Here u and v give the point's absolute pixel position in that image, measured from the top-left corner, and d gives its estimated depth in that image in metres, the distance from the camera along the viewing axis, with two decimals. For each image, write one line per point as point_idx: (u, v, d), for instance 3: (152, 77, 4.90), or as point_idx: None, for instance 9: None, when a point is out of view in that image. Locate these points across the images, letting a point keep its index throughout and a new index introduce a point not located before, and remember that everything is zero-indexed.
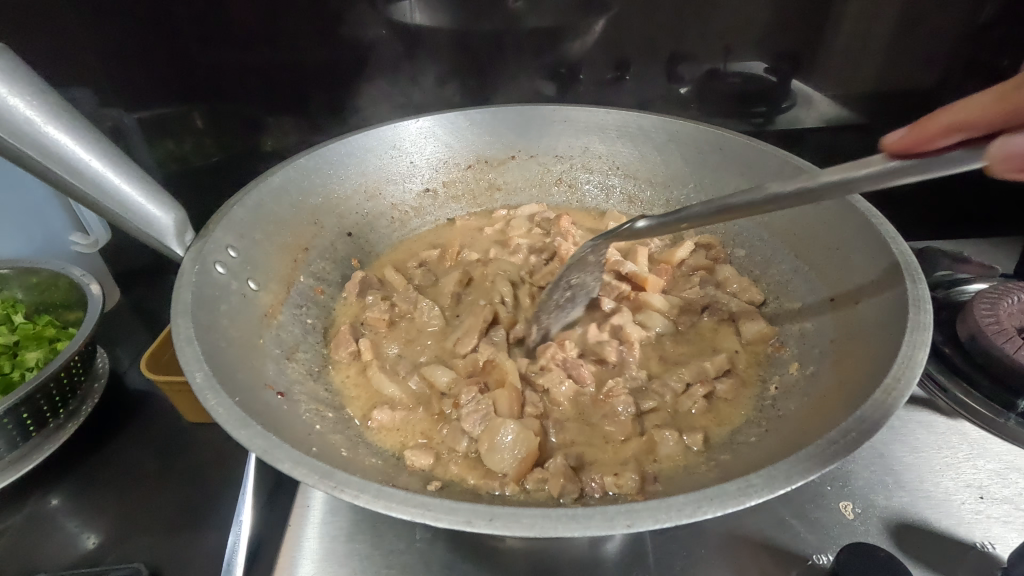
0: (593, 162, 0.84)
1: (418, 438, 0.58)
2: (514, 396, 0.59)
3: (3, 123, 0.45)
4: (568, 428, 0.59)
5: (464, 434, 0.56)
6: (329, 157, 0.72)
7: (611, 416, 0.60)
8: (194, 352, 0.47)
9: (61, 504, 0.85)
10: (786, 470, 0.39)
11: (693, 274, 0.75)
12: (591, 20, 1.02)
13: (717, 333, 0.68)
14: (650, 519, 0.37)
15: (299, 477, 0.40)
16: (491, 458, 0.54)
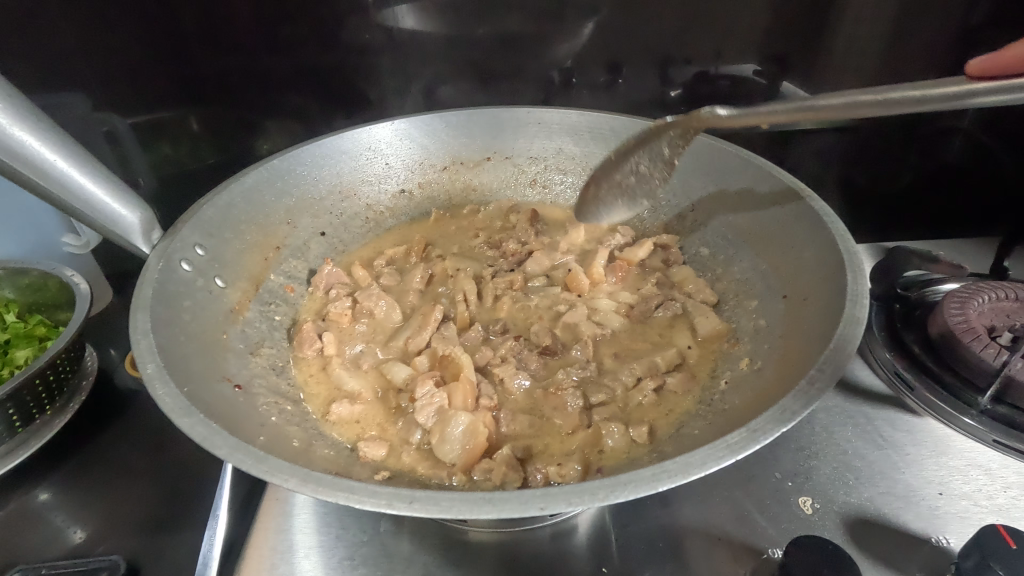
0: (567, 163, 0.85)
1: (374, 429, 0.59)
2: (467, 389, 0.60)
3: None
4: (519, 419, 0.60)
5: (418, 426, 0.58)
6: (303, 158, 0.74)
7: (560, 408, 0.61)
8: (148, 345, 0.49)
9: (49, 498, 0.88)
10: (702, 457, 0.40)
11: (649, 274, 0.77)
12: (578, 24, 1.03)
13: (671, 329, 0.70)
14: (564, 502, 0.38)
15: (233, 462, 0.42)
16: (441, 448, 0.56)
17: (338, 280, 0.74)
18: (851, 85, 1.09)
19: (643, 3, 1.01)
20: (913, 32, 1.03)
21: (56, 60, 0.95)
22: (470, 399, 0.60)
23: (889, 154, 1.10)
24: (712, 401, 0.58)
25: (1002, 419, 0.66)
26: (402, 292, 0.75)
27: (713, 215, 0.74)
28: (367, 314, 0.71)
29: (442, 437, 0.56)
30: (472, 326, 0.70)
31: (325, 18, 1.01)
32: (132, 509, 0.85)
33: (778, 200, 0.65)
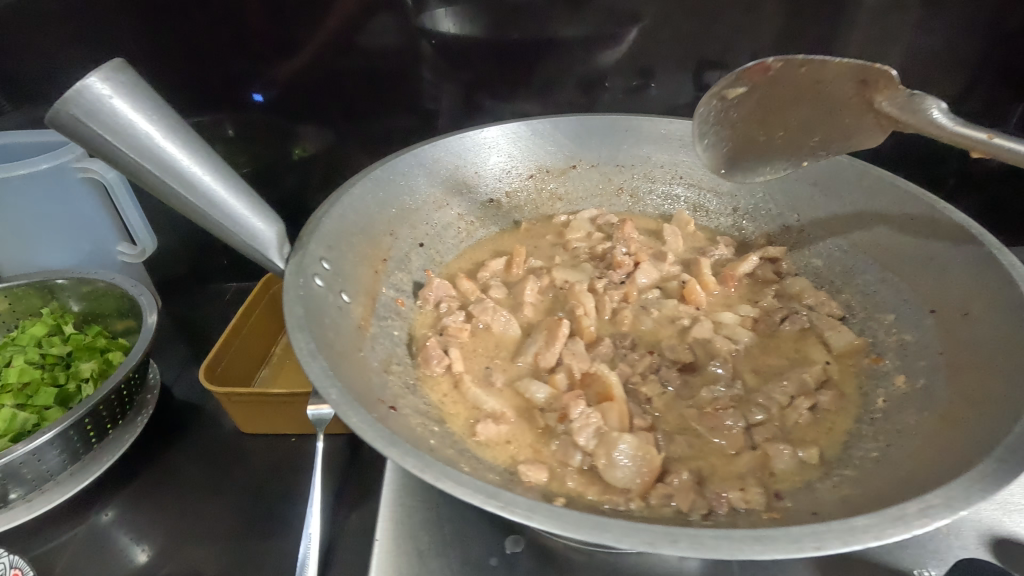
0: (656, 171, 0.84)
1: (528, 452, 0.57)
2: (623, 410, 0.57)
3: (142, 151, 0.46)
4: (679, 441, 0.59)
5: (577, 448, 0.55)
6: (401, 167, 0.71)
7: (720, 428, 0.60)
8: (323, 376, 0.48)
9: (121, 525, 0.85)
10: (964, 489, 0.44)
11: (766, 286, 0.78)
12: (619, 31, 1.02)
13: (803, 342, 0.72)
14: (842, 541, 0.41)
15: (466, 499, 0.43)
16: (611, 473, 0.53)
17: (448, 293, 0.70)
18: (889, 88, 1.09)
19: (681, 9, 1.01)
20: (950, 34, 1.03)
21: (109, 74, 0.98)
22: (622, 420, 0.58)
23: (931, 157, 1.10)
24: (874, 418, 0.61)
25: None
26: (516, 305, 0.70)
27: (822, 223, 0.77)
28: (483, 328, 0.67)
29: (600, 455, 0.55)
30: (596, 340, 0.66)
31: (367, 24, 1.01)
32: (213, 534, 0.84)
33: (907, 211, 0.69)
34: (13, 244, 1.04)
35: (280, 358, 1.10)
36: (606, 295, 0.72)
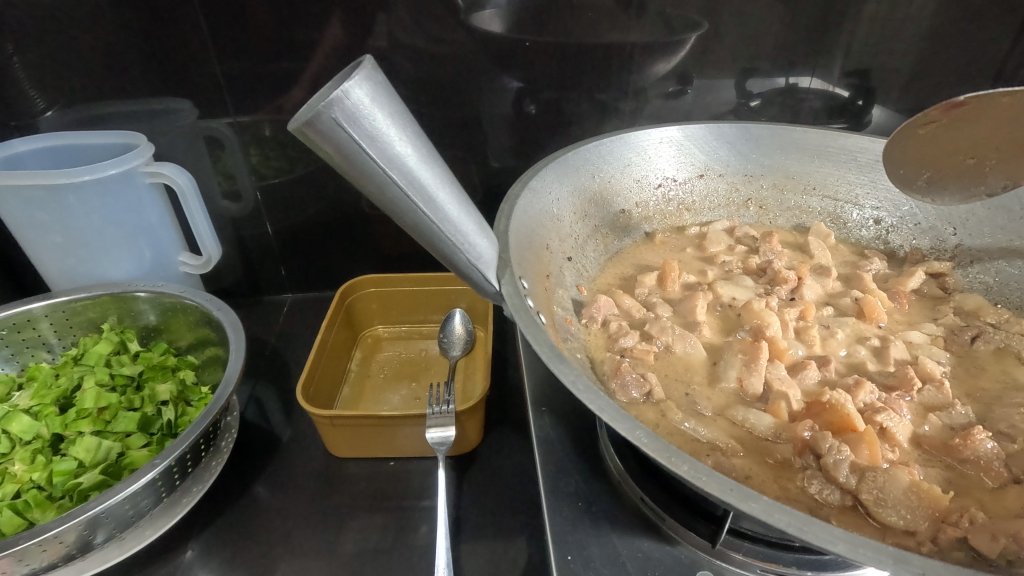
0: (786, 182, 0.80)
1: (773, 489, 0.45)
2: (874, 440, 0.46)
3: (388, 174, 0.38)
4: (930, 473, 0.46)
5: (836, 485, 0.44)
6: (549, 176, 0.66)
7: (967, 458, 0.47)
8: (612, 413, 0.40)
9: (214, 566, 0.78)
10: None
11: (940, 300, 0.66)
12: (675, 38, 1.02)
13: (1002, 361, 0.58)
14: None
15: (866, 561, 0.34)
16: (881, 513, 0.42)
17: (615, 311, 0.63)
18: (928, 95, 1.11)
19: (732, 17, 1.01)
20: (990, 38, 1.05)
21: None
22: (880, 456, 0.46)
23: None
24: None
25: None
26: (691, 323, 0.62)
27: (988, 246, 0.71)
28: (665, 351, 0.59)
29: (873, 501, 0.43)
30: (804, 362, 0.55)
31: (421, 22, 0.97)
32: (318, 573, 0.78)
33: None
34: (74, 252, 0.96)
35: (358, 377, 1.03)
36: (781, 309, 0.62)
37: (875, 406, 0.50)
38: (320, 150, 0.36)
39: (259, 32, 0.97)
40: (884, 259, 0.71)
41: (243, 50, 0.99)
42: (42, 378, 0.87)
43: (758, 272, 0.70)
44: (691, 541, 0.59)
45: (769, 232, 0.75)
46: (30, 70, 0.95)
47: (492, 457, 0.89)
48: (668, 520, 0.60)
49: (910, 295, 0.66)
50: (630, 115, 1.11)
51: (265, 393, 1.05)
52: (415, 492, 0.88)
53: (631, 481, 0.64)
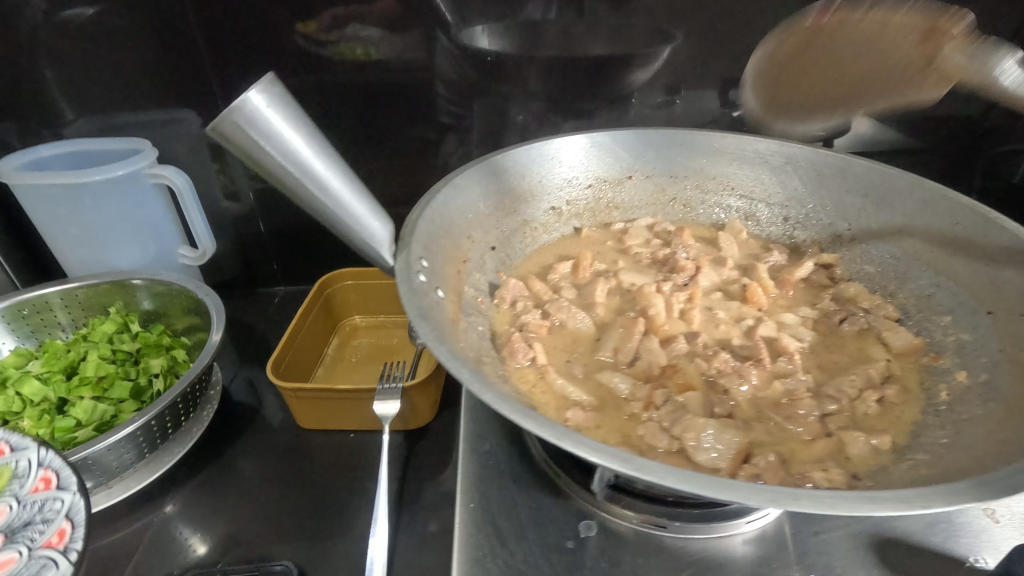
0: (707, 182, 0.86)
1: (617, 436, 0.54)
2: (706, 397, 0.54)
3: (283, 166, 0.48)
4: (756, 427, 0.53)
5: (664, 432, 0.52)
6: (476, 176, 0.76)
7: (792, 416, 0.54)
8: (451, 355, 0.49)
9: (186, 514, 0.89)
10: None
11: (822, 290, 0.73)
12: (651, 50, 1.09)
13: (862, 341, 0.65)
14: (941, 501, 0.40)
15: (600, 462, 0.42)
16: (698, 454, 0.50)
17: (523, 293, 0.71)
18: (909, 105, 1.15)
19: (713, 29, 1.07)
20: None
21: None
22: (708, 406, 0.54)
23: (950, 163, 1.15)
24: (940, 412, 0.54)
25: None
26: (588, 304, 0.71)
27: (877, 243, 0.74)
28: (559, 326, 0.67)
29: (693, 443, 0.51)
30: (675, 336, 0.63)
31: (407, 36, 1.08)
32: (278, 524, 0.88)
33: (957, 222, 0.66)
34: (87, 244, 1.10)
35: (332, 360, 1.14)
36: (681, 297, 0.70)
37: (724, 371, 0.58)
38: (227, 147, 0.46)
39: (262, 46, 1.09)
40: (781, 252, 0.77)
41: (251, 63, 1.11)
42: (54, 350, 1.00)
43: (663, 261, 0.77)
44: (581, 495, 0.67)
45: (681, 229, 0.83)
46: (65, 82, 1.10)
47: (444, 433, 0.98)
48: (563, 477, 0.68)
49: (797, 284, 0.73)
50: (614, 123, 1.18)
51: (252, 373, 1.16)
52: (375, 462, 0.97)
53: (538, 446, 0.72)
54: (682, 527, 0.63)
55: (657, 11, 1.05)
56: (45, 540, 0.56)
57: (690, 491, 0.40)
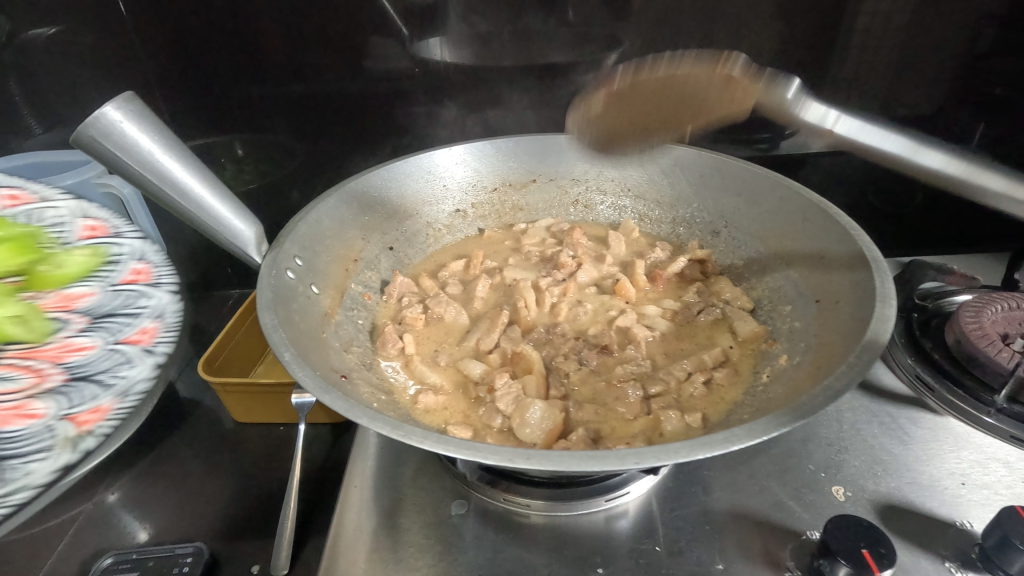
0: (607, 184, 0.92)
1: (458, 416, 0.60)
2: (541, 380, 0.59)
3: (138, 172, 0.60)
4: (585, 408, 0.58)
5: (498, 412, 0.57)
6: (375, 183, 0.82)
7: (622, 398, 0.59)
8: (282, 339, 0.53)
9: (120, 496, 0.95)
10: (767, 422, 0.43)
11: (689, 283, 0.80)
12: (601, 55, 1.10)
13: (713, 330, 0.70)
14: (655, 458, 0.41)
15: (374, 429, 0.46)
16: (521, 431, 0.55)
17: (410, 290, 0.78)
18: (860, 106, 1.17)
19: (668, 32, 1.08)
20: (919, 51, 1.09)
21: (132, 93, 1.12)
22: (544, 388, 0.59)
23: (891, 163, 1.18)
24: (756, 391, 0.58)
25: (1019, 417, 0.73)
26: (469, 299, 0.77)
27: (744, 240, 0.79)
28: (437, 319, 0.73)
29: (518, 422, 0.56)
30: (534, 327, 0.70)
31: (355, 44, 1.08)
32: (208, 515, 0.91)
33: (805, 217, 0.71)
34: None
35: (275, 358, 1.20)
36: (560, 295, 0.75)
37: (564, 356, 0.65)
38: (90, 154, 0.58)
39: (212, 57, 1.10)
40: (659, 250, 0.83)
41: (207, 73, 1.12)
42: None
43: (548, 257, 0.83)
44: (456, 475, 0.72)
45: (573, 228, 0.89)
46: None
47: None
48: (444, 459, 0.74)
49: (668, 279, 0.80)
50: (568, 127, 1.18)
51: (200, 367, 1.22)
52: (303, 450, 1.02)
53: None
54: (545, 506, 0.68)
55: (606, 15, 1.06)
56: (125, 336, 0.60)
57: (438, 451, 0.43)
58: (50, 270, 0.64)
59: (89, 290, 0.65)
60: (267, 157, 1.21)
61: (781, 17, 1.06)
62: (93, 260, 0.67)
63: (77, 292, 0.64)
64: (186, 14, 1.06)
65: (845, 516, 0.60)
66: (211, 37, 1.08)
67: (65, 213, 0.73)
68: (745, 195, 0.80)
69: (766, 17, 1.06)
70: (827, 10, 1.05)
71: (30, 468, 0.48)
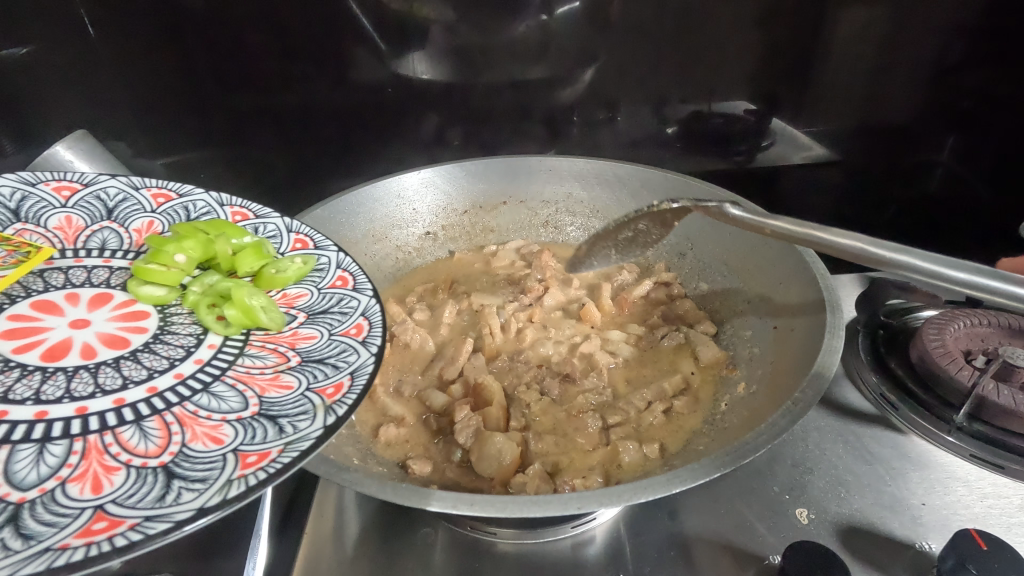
0: (576, 206, 0.93)
1: (418, 450, 0.60)
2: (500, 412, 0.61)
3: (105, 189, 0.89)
4: (545, 439, 0.59)
5: (457, 446, 0.59)
6: (343, 207, 0.83)
7: (581, 428, 0.61)
8: None
9: None
10: (709, 464, 0.46)
11: (654, 305, 0.80)
12: (578, 71, 1.10)
13: (676, 355, 0.71)
14: (596, 503, 0.44)
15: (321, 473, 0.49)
16: (480, 465, 0.56)
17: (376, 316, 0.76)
18: (837, 118, 1.19)
19: (646, 47, 1.09)
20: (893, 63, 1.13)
21: (104, 108, 1.10)
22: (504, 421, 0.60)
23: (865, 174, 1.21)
24: (715, 421, 0.59)
25: (982, 436, 0.74)
26: (434, 326, 0.77)
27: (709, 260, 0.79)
28: (404, 346, 0.73)
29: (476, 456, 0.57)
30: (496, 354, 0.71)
31: (334, 60, 1.08)
32: None
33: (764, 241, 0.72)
34: None
35: None
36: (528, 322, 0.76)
37: (526, 386, 0.65)
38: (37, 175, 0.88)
39: (186, 73, 1.09)
40: (625, 272, 0.83)
41: (182, 87, 1.10)
42: None
43: (517, 282, 0.85)
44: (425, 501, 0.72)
45: (542, 251, 0.89)
46: None
47: None
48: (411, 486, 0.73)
49: (634, 301, 0.80)
50: (547, 143, 1.18)
51: None
52: None
53: None
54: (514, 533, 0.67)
55: (580, 32, 1.07)
56: (345, 328, 0.55)
57: (383, 498, 0.46)
58: (276, 271, 0.61)
59: (304, 289, 0.62)
60: (245, 171, 1.19)
61: (757, 31, 1.07)
62: (308, 264, 0.63)
63: (297, 291, 0.61)
64: (159, 31, 1.05)
65: (802, 542, 0.61)
66: (187, 52, 1.07)
67: (209, 204, 0.70)
68: (709, 217, 0.81)
69: (742, 31, 1.07)
70: (797, 25, 1.07)
71: (298, 427, 0.45)
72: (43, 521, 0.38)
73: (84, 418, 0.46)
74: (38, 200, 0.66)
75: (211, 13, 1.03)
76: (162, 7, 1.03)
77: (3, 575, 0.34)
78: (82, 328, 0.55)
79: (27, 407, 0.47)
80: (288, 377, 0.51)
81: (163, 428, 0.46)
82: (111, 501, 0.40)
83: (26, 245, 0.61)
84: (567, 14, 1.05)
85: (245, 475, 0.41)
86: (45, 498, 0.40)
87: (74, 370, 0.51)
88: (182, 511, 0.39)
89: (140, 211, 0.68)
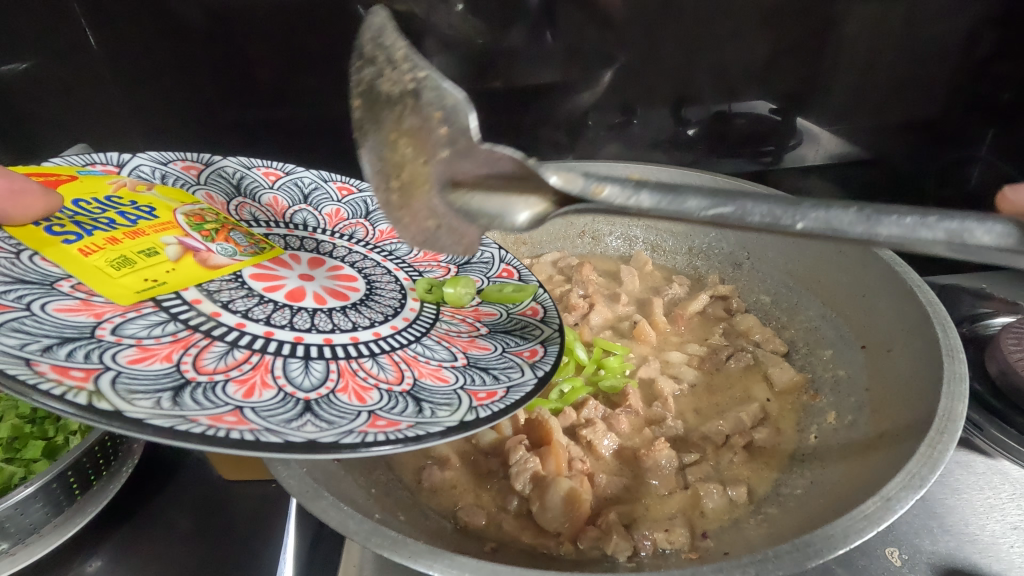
0: (615, 215, 0.90)
1: (468, 496, 0.59)
2: (559, 453, 0.59)
3: None
4: (614, 482, 0.59)
5: (514, 493, 0.57)
6: None
7: (654, 469, 0.60)
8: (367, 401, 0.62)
9: None
10: (844, 529, 0.44)
11: (716, 322, 0.79)
12: (596, 73, 1.03)
13: (747, 380, 0.70)
14: None
15: (374, 546, 0.45)
16: (544, 517, 0.55)
17: None
18: (872, 116, 1.09)
19: (662, 46, 1.00)
20: (925, 55, 1.03)
21: (94, 124, 1.04)
22: (564, 464, 0.58)
23: (889, 160, 1.13)
24: (805, 456, 0.60)
25: None
26: None
27: (774, 268, 0.79)
28: None
29: (540, 506, 0.55)
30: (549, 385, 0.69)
31: (332, 69, 1.01)
32: None
33: (839, 247, 0.72)
34: None
35: None
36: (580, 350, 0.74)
37: (588, 421, 0.63)
38: None
39: (190, 84, 1.02)
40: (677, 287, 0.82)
41: (172, 101, 1.04)
42: None
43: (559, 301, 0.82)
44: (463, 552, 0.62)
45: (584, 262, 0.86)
46: None
47: None
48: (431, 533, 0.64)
49: (689, 318, 0.79)
50: (564, 149, 1.11)
51: None
52: None
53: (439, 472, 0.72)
54: None
55: (598, 32, 0.99)
56: (523, 310, 0.68)
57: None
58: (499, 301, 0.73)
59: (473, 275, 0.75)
60: None
61: (779, 28, 0.99)
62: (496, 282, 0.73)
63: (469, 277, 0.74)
64: (158, 39, 0.98)
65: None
66: (174, 66, 1.00)
67: None
68: (771, 226, 0.80)
69: (764, 28, 0.99)
70: (821, 20, 0.99)
71: (511, 376, 0.57)
72: (335, 415, 0.47)
73: (333, 346, 0.56)
74: (251, 179, 0.77)
75: (206, 20, 0.97)
76: (160, 13, 0.96)
77: (331, 439, 0.44)
78: (310, 280, 0.64)
79: (286, 330, 0.56)
80: (483, 343, 0.63)
81: (393, 365, 0.57)
82: (378, 408, 0.49)
83: (263, 242, 0.68)
84: (583, 12, 0.97)
85: (484, 404, 0.52)
86: (326, 398, 0.49)
87: (314, 309, 0.60)
88: (445, 420, 0.49)
89: (328, 200, 0.80)
